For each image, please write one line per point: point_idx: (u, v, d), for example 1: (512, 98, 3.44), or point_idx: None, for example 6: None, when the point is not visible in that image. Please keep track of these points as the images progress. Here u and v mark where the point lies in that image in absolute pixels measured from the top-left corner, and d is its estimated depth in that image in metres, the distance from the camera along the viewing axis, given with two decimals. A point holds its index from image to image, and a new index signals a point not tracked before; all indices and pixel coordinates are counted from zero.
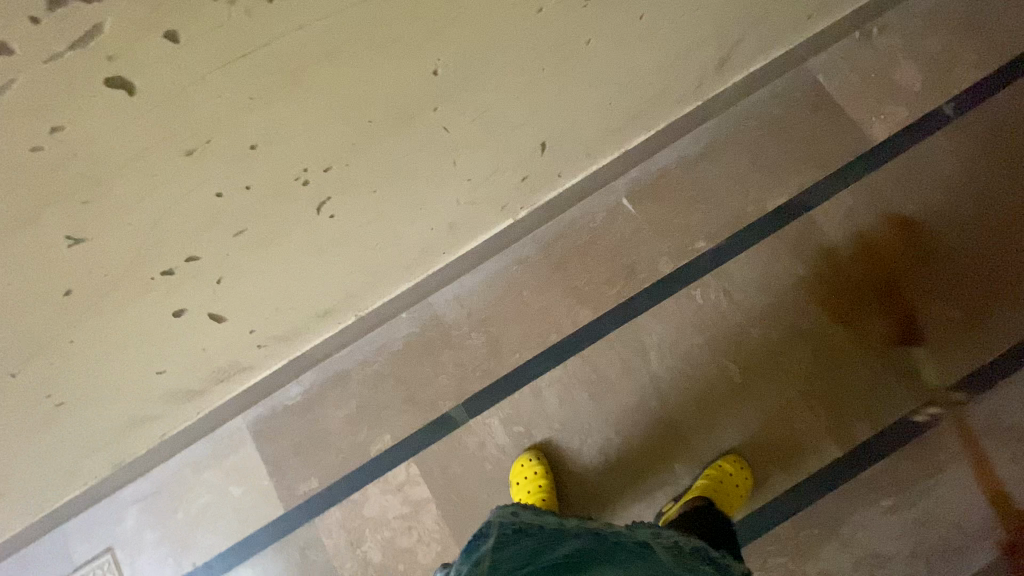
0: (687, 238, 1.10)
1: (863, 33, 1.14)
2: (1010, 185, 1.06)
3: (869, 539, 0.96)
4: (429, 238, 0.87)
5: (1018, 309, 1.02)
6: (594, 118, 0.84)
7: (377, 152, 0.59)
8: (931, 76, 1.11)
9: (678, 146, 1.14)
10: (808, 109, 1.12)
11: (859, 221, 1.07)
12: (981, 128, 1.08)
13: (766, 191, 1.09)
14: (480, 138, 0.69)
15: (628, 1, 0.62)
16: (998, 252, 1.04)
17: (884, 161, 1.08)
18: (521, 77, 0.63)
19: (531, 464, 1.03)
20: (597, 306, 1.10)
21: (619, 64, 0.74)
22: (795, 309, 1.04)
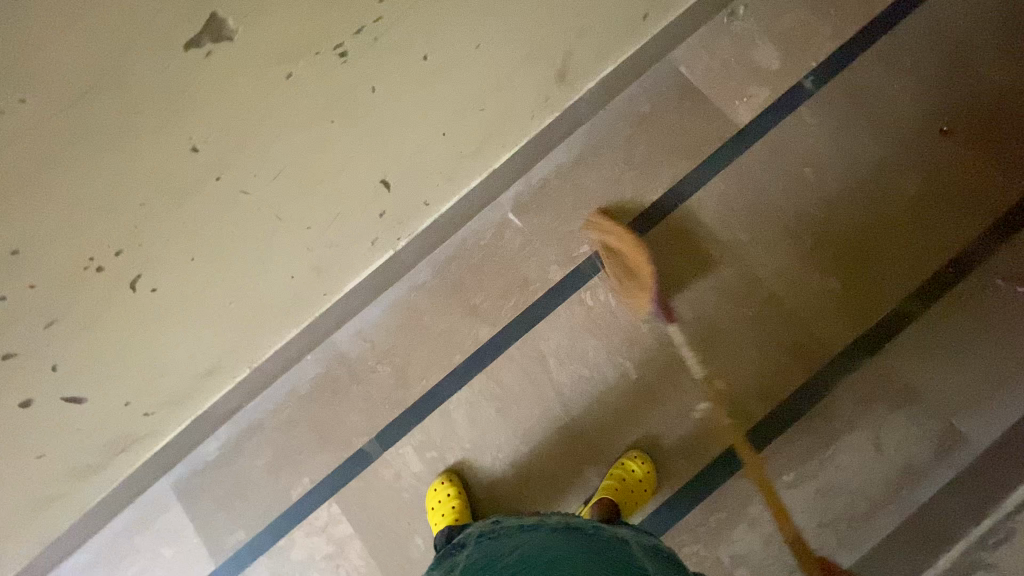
0: (572, 244, 1.13)
1: (722, 18, 1.15)
2: (877, 150, 1.07)
3: (775, 516, 0.98)
4: (295, 286, 0.88)
5: (898, 271, 1.03)
6: (434, 149, 0.84)
7: (170, 226, 0.59)
8: (789, 52, 1.12)
9: (556, 155, 1.16)
10: (674, 102, 1.14)
11: (733, 205, 1.09)
12: (842, 98, 1.10)
13: (642, 188, 1.13)
14: (298, 193, 0.70)
15: (400, 44, 0.61)
16: (872, 217, 1.05)
17: (751, 144, 1.11)
18: (308, 135, 0.62)
19: (444, 487, 1.05)
20: (495, 323, 1.12)
21: (431, 99, 0.73)
22: (681, 299, 1.07)
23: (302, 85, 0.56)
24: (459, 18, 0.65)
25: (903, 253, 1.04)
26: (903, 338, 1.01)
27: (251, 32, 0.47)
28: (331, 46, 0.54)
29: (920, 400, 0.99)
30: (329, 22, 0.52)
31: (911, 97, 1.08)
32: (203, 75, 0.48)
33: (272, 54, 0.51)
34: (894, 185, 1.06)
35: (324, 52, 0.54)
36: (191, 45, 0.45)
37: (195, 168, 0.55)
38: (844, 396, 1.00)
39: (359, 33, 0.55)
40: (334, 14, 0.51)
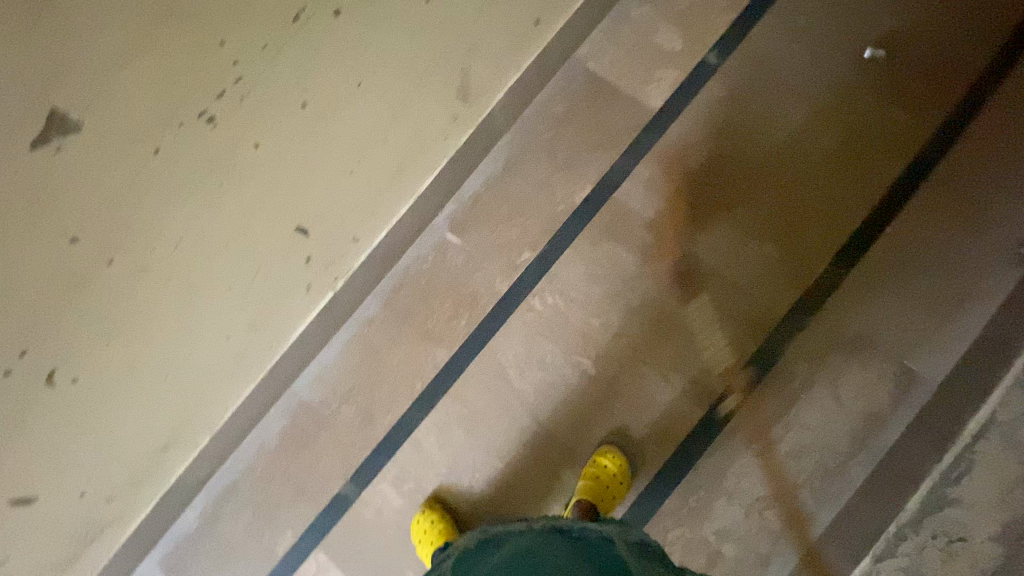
0: (513, 252, 1.13)
1: (619, 9, 1.16)
2: (788, 110, 1.10)
3: (751, 485, 0.99)
4: (234, 345, 0.88)
5: (826, 224, 1.05)
6: (345, 187, 0.84)
7: (72, 317, 0.59)
8: (688, 32, 1.14)
9: (482, 168, 1.16)
10: (587, 98, 1.15)
11: (661, 188, 1.10)
12: (746, 66, 1.12)
13: (571, 187, 1.13)
14: (205, 256, 0.69)
15: (272, 98, 0.62)
16: (795, 177, 1.07)
17: (668, 126, 1.12)
18: (200, 200, 0.63)
19: (427, 515, 1.04)
20: (451, 344, 1.11)
21: (325, 142, 0.74)
22: (627, 289, 1.08)
23: (175, 157, 0.57)
24: (330, 61, 0.66)
25: (830, 205, 1.06)
26: (844, 288, 1.02)
27: (100, 115, 0.49)
28: (195, 115, 0.55)
29: (870, 347, 1.00)
30: (184, 92, 0.53)
31: (811, 55, 1.11)
32: (61, 169, 0.49)
33: (131, 132, 0.52)
34: (811, 141, 1.08)
35: (189, 121, 0.55)
36: (38, 143, 0.45)
37: (81, 256, 0.55)
38: (797, 355, 1.01)
39: (221, 96, 0.57)
40: (185, 83, 0.53)
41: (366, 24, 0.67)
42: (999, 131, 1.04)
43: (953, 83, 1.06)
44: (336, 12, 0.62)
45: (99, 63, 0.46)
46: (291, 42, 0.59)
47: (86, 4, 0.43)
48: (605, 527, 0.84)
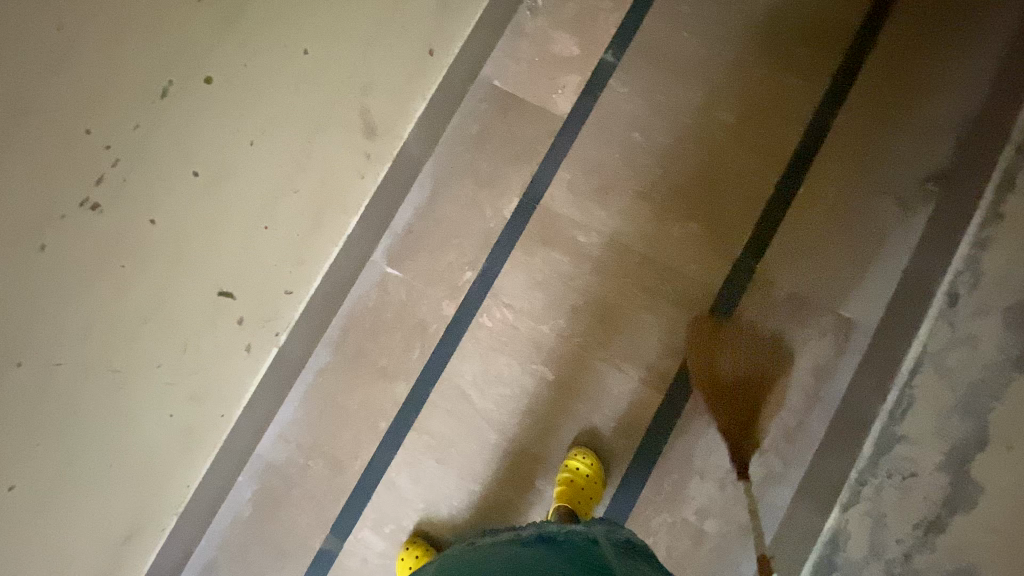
0: (453, 275, 1.14)
1: (515, 24, 1.20)
2: (690, 94, 1.14)
3: (720, 458, 1.01)
4: (179, 419, 0.87)
5: (743, 195, 1.09)
6: (262, 244, 0.84)
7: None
8: (582, 36, 1.18)
9: (411, 199, 1.17)
10: (499, 114, 1.18)
11: (584, 188, 1.13)
12: (643, 59, 1.16)
13: (498, 202, 1.15)
14: (124, 340, 0.69)
15: (160, 172, 0.62)
16: (706, 155, 1.11)
17: (580, 128, 1.16)
18: (105, 285, 0.63)
19: (411, 549, 1.03)
20: (408, 377, 1.11)
21: (228, 203, 0.74)
22: (569, 290, 1.10)
23: (63, 250, 0.56)
24: (216, 127, 0.66)
25: (744, 176, 1.09)
26: (771, 252, 1.06)
27: None
28: (75, 204, 0.55)
29: (806, 304, 1.03)
30: (58, 183, 0.53)
31: (702, 37, 1.15)
32: None
33: (8, 236, 0.51)
34: (715, 119, 1.12)
35: (71, 211, 0.55)
36: None
37: None
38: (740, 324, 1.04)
39: (101, 182, 0.56)
40: (57, 174, 0.53)
41: (245, 85, 0.67)
42: (885, 79, 1.10)
43: (835, 40, 1.12)
44: (207, 79, 0.62)
45: None
46: (164, 117, 0.59)
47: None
48: (590, 529, 0.82)
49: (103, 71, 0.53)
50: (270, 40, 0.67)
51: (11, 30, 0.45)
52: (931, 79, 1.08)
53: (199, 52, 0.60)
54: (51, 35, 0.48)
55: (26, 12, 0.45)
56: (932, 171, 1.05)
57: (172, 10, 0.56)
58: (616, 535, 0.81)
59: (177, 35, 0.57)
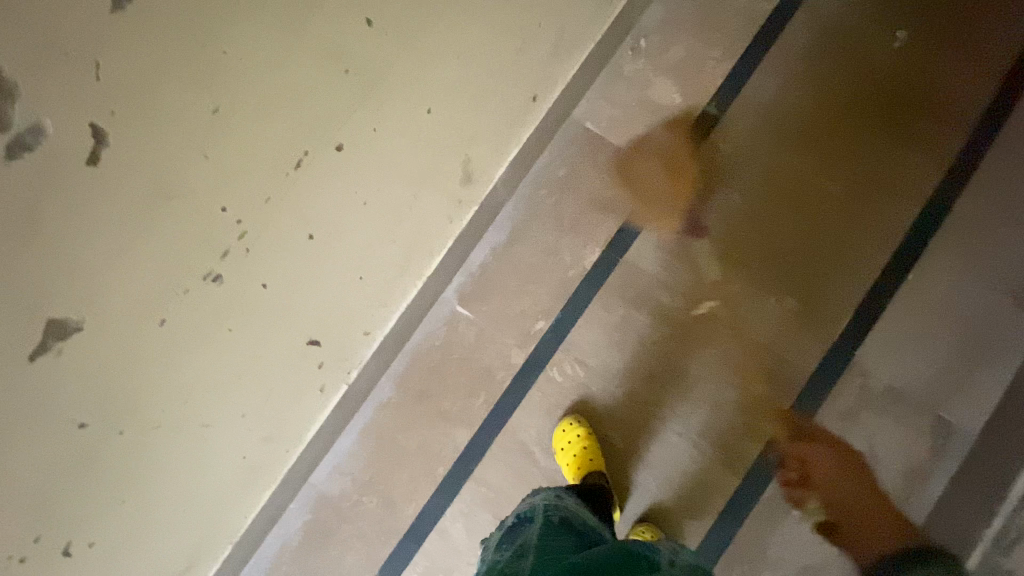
0: (526, 322, 1.09)
1: (613, 65, 1.14)
2: (795, 160, 1.07)
3: (794, 553, 0.95)
4: (250, 458, 0.84)
5: (844, 274, 1.02)
6: (353, 293, 0.81)
7: (81, 493, 0.56)
8: (684, 84, 1.12)
9: (488, 238, 1.13)
10: (588, 159, 1.12)
11: (671, 247, 1.08)
12: (748, 116, 1.09)
13: (580, 251, 1.10)
14: (215, 396, 0.66)
15: (281, 237, 0.58)
16: (807, 227, 1.05)
17: (673, 182, 1.10)
18: (208, 350, 0.60)
19: (572, 428, 1.01)
20: (470, 424, 1.07)
21: (333, 259, 0.70)
22: (648, 354, 1.05)
23: (180, 325, 0.53)
24: (336, 190, 0.62)
25: (848, 253, 1.03)
26: (870, 338, 1.00)
27: (102, 309, 0.45)
28: (199, 278, 0.52)
29: (903, 399, 0.97)
30: (187, 261, 0.50)
31: (813, 99, 1.08)
32: (69, 365, 0.46)
33: (134, 315, 0.48)
34: (820, 188, 1.06)
35: (195, 285, 0.52)
36: (36, 353, 0.42)
37: (88, 438, 0.52)
38: (829, 413, 0.98)
39: (226, 255, 0.53)
40: (190, 253, 0.49)
41: (368, 150, 0.63)
42: (1017, 165, 1.01)
43: (964, 115, 1.04)
44: (338, 146, 0.58)
45: (99, 259, 0.43)
46: (294, 187, 0.56)
47: (75, 205, 0.39)
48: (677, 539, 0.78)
49: (249, 145, 0.49)
50: (399, 102, 0.63)
51: (164, 114, 0.42)
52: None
53: (337, 119, 0.56)
54: (204, 116, 0.44)
55: (184, 93, 0.42)
56: None
57: (318, 84, 0.51)
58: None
59: (320, 104, 0.53)
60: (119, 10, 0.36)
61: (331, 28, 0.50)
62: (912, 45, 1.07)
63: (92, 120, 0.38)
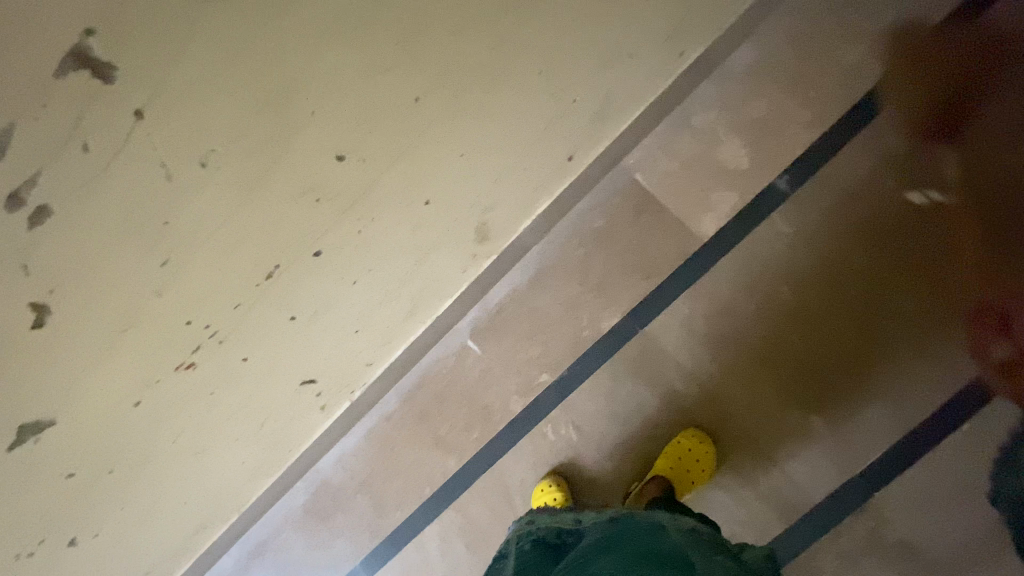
0: (532, 372, 1.07)
1: (681, 112, 1.00)
2: (868, 261, 0.93)
3: None
4: (246, 468, 0.88)
5: (885, 404, 0.92)
6: (351, 343, 0.83)
7: (74, 519, 0.63)
8: (756, 149, 0.98)
9: (510, 277, 1.08)
10: (630, 214, 1.03)
11: (699, 331, 0.99)
12: (824, 200, 0.95)
13: (601, 311, 1.04)
14: (212, 435, 0.72)
15: (259, 324, 0.61)
16: (861, 341, 0.93)
17: (718, 258, 0.99)
18: (195, 409, 0.65)
19: (552, 490, 1.01)
20: (461, 456, 1.11)
21: (322, 330, 0.72)
22: (648, 435, 1.02)
23: (155, 400, 0.58)
24: (320, 286, 0.63)
25: (899, 380, 0.92)
26: (896, 486, 0.91)
27: (70, 406, 0.50)
28: (172, 367, 0.56)
29: (914, 558, 0.90)
30: (156, 359, 0.53)
31: (906, 194, 0.92)
32: (49, 443, 0.51)
33: (107, 403, 0.53)
34: (892, 297, 0.92)
35: (167, 375, 0.56)
36: (14, 444, 0.48)
37: (77, 484, 0.58)
38: (827, 549, 0.93)
39: (198, 348, 0.57)
40: (160, 354, 0.53)
41: (354, 249, 0.62)
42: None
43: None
44: (318, 252, 0.58)
45: (70, 372, 0.47)
46: (264, 292, 0.57)
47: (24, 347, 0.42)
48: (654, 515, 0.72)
49: (216, 277, 0.51)
50: (393, 205, 0.61)
51: (115, 274, 0.44)
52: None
53: (314, 233, 0.56)
54: (155, 270, 0.46)
55: (130, 256, 0.44)
56: None
57: (289, 214, 0.52)
58: (685, 522, 0.73)
59: (297, 224, 0.53)
60: (36, 226, 0.37)
61: (297, 165, 0.49)
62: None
63: (31, 301, 0.40)
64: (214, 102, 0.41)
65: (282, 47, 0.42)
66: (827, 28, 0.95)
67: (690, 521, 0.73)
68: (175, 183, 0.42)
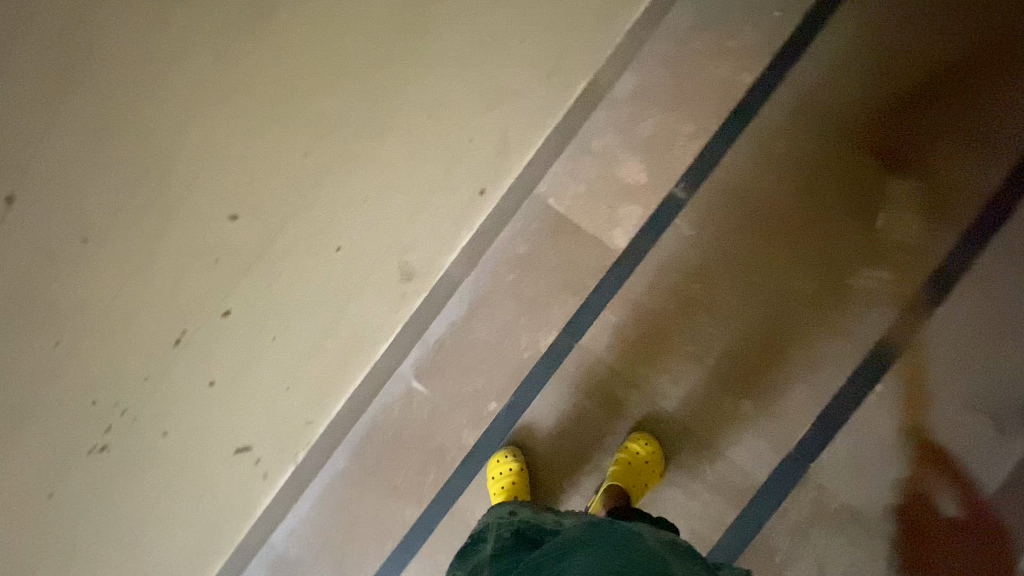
0: (479, 403, 1.08)
1: (580, 138, 1.08)
2: (765, 250, 1.01)
3: None
4: (188, 553, 0.83)
5: (806, 379, 0.98)
6: (284, 401, 0.82)
7: None
8: (652, 163, 1.06)
9: (445, 313, 1.10)
10: (549, 237, 1.08)
11: (630, 337, 1.04)
12: (717, 202, 1.03)
13: (536, 333, 1.07)
14: (141, 521, 0.68)
15: (176, 393, 0.60)
16: (773, 324, 1.00)
17: (635, 267, 1.05)
18: (117, 495, 0.62)
19: (508, 460, 1.03)
20: (421, 500, 1.09)
21: (249, 390, 0.73)
22: (599, 446, 1.04)
23: (70, 490, 0.55)
24: (237, 345, 0.65)
25: (813, 355, 0.98)
26: (829, 455, 0.96)
27: None
28: (83, 453, 0.53)
29: (858, 521, 0.95)
30: (66, 444, 0.51)
31: (785, 186, 1.02)
32: None
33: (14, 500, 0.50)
34: (794, 276, 1.00)
35: (80, 460, 0.53)
36: None
37: None
38: (779, 527, 0.97)
39: (110, 429, 0.55)
40: (68, 438, 0.51)
41: (263, 304, 0.64)
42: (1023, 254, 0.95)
43: (962, 200, 0.97)
44: (227, 312, 0.60)
45: None
46: (174, 362, 0.57)
47: None
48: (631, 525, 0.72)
49: (120, 349, 0.51)
50: (298, 256, 0.64)
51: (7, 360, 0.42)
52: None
53: (220, 294, 0.58)
54: (48, 351, 0.45)
55: (21, 341, 0.43)
56: None
57: (189, 277, 0.53)
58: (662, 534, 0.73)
59: (198, 284, 0.55)
60: None
61: (190, 227, 0.51)
62: (908, 120, 1.00)
63: None
64: (90, 176, 0.42)
65: (153, 116, 0.44)
66: (693, 50, 1.06)
67: (666, 533, 0.73)
68: (59, 259, 0.42)
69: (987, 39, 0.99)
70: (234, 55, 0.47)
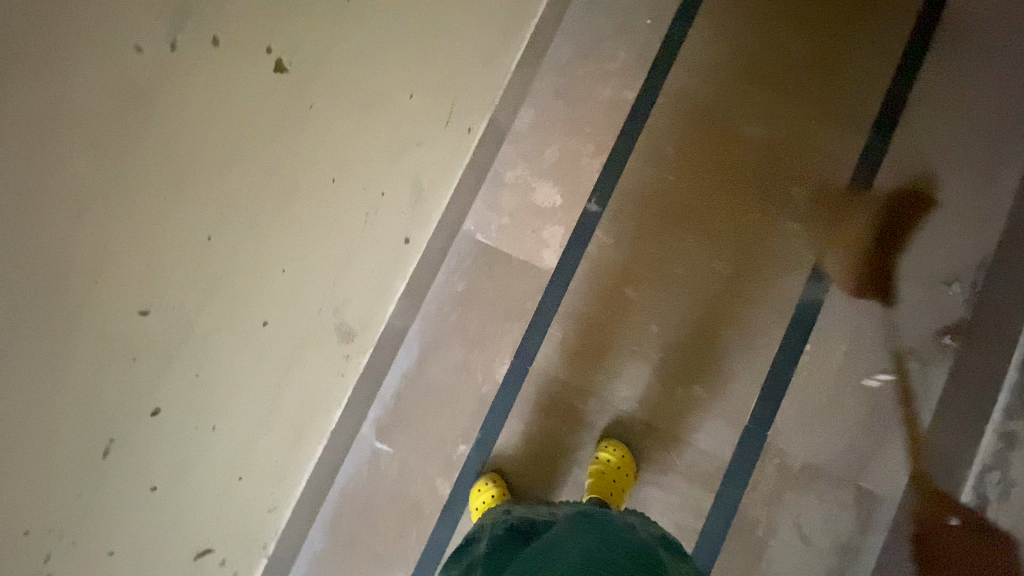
0: (447, 448, 1.08)
1: (493, 174, 1.14)
2: (680, 244, 1.08)
3: None
4: None
5: (745, 354, 1.04)
6: (239, 491, 0.79)
7: None
8: (564, 184, 1.13)
9: (396, 366, 1.10)
10: (483, 272, 1.11)
11: (577, 350, 1.07)
12: (629, 208, 1.10)
13: (489, 366, 1.09)
14: None
15: (115, 505, 0.57)
16: (704, 310, 1.06)
17: (568, 283, 1.10)
18: None
19: (487, 488, 1.01)
20: (407, 562, 1.05)
21: (197, 488, 0.69)
22: (571, 463, 1.05)
23: None
24: (174, 441, 0.62)
25: (746, 330, 1.04)
26: (782, 420, 1.02)
27: None
28: None
29: (822, 476, 1.00)
30: None
31: (685, 182, 1.10)
32: None
33: None
34: (712, 262, 1.07)
35: None
36: None
37: None
38: (755, 500, 1.00)
39: (47, 558, 0.52)
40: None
41: (196, 393, 0.64)
42: (900, 202, 1.05)
43: (839, 167, 1.07)
44: (156, 410, 0.59)
45: None
46: (106, 476, 0.55)
47: None
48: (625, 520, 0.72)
49: (45, 470, 0.49)
50: (222, 338, 0.65)
51: None
52: (943, 203, 1.04)
53: (145, 392, 0.57)
54: None
55: None
56: (948, 323, 1.01)
57: (106, 381, 0.52)
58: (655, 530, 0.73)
59: (119, 386, 0.53)
60: None
61: (101, 330, 0.50)
62: (776, 103, 1.10)
63: None
64: None
65: (42, 229, 0.43)
66: (578, 77, 1.15)
67: (658, 530, 0.73)
68: None
69: (828, 20, 1.11)
70: (116, 156, 0.47)
